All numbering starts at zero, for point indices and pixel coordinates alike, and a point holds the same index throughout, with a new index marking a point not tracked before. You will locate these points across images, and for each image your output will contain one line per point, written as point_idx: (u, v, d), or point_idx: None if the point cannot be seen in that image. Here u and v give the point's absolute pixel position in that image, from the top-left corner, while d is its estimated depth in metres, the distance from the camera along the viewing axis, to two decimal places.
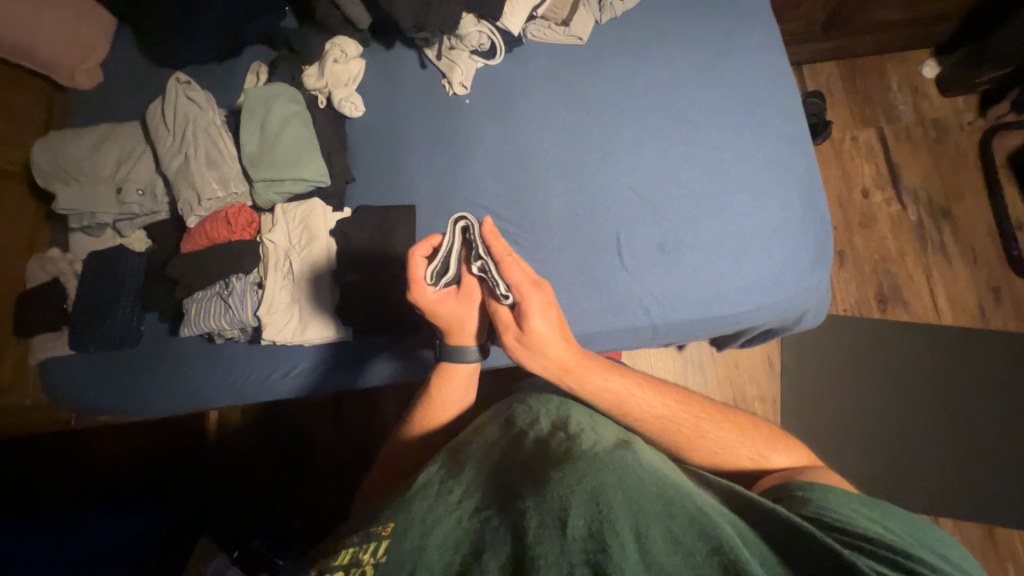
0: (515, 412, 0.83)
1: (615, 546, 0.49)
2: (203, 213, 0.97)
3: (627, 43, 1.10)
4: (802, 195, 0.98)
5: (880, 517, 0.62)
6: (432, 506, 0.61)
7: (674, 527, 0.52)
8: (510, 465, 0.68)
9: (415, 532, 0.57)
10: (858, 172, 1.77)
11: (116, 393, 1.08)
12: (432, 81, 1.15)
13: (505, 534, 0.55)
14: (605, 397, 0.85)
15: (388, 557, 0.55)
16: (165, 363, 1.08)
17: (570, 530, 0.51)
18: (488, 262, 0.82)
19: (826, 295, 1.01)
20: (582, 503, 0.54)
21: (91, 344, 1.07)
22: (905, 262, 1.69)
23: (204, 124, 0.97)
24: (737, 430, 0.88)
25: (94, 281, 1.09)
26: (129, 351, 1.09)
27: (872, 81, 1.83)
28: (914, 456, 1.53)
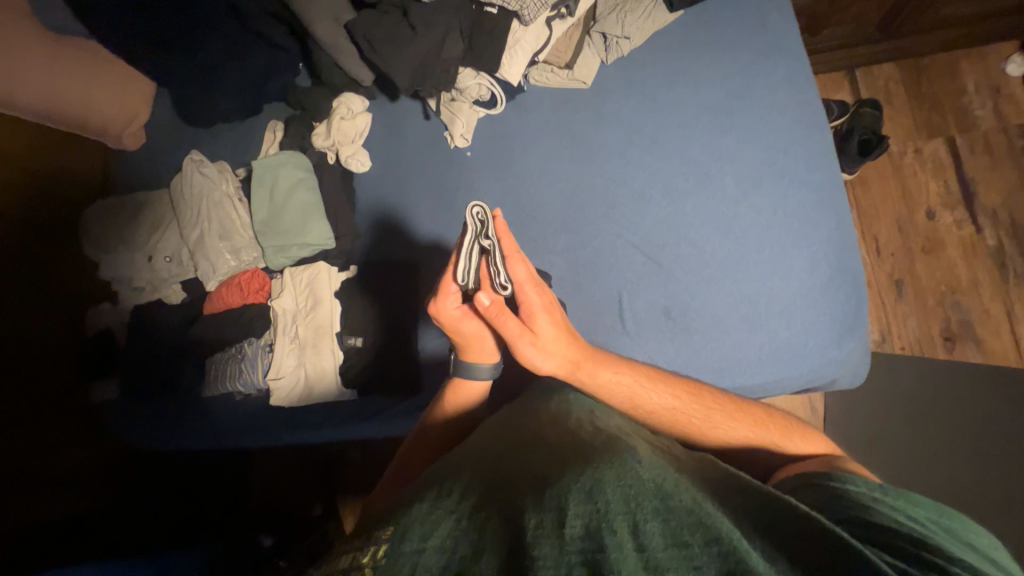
0: (515, 421, 0.74)
1: (614, 546, 0.42)
2: (222, 278, 1.05)
3: (635, 84, 1.04)
4: (831, 255, 0.87)
5: (897, 501, 0.55)
6: (429, 508, 0.52)
7: (673, 519, 0.45)
8: (508, 469, 0.60)
9: (413, 534, 0.47)
10: (922, 190, 1.56)
11: (148, 437, 1.16)
12: (435, 133, 1.15)
13: (501, 540, 0.46)
14: (613, 390, 0.77)
15: (389, 559, 0.45)
16: (191, 412, 1.15)
17: (567, 530, 0.44)
18: (494, 262, 0.73)
19: (863, 362, 0.89)
20: (580, 502, 0.47)
21: (138, 390, 1.19)
22: (980, 293, 1.48)
23: (215, 197, 1.04)
24: (753, 420, 0.79)
25: (136, 335, 1.20)
26: (161, 400, 1.18)
27: (940, 84, 1.60)
28: None
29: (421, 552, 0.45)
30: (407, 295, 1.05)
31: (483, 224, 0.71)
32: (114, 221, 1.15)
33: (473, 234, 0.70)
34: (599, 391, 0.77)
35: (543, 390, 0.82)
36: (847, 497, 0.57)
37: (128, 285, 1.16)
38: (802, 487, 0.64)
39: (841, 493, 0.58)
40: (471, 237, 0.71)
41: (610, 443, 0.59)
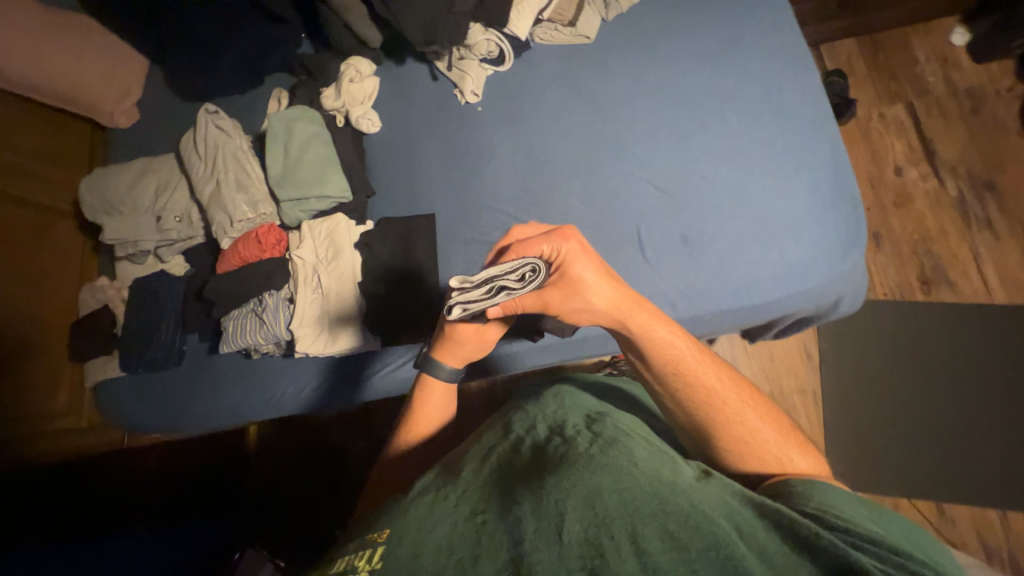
0: (511, 416, 0.73)
1: (613, 550, 0.45)
2: (237, 234, 1.02)
3: (635, 37, 1.10)
4: (829, 177, 0.95)
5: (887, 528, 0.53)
6: (427, 510, 0.55)
7: (671, 525, 0.48)
8: (501, 460, 0.62)
9: (408, 539, 0.51)
10: (888, 151, 1.69)
11: (160, 413, 1.13)
12: (445, 92, 1.18)
13: (500, 538, 0.49)
14: (664, 348, 0.72)
15: (384, 563, 0.49)
16: (201, 384, 1.12)
17: (567, 535, 0.47)
18: (478, 305, 0.65)
19: (860, 277, 0.96)
20: (579, 507, 0.49)
21: (140, 366, 1.12)
22: (948, 240, 1.59)
23: (232, 151, 1.03)
24: (782, 431, 0.70)
25: (138, 309, 1.14)
26: (173, 372, 1.14)
27: (897, 56, 1.75)
28: (969, 449, 1.43)
29: (419, 553, 0.49)
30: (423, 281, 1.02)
31: (535, 281, 0.65)
32: (118, 184, 1.11)
33: (506, 269, 0.65)
34: (649, 343, 0.73)
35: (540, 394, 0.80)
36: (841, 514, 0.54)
37: (133, 249, 1.11)
38: (791, 494, 0.60)
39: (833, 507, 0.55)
40: (508, 276, 0.65)
41: (603, 438, 0.60)
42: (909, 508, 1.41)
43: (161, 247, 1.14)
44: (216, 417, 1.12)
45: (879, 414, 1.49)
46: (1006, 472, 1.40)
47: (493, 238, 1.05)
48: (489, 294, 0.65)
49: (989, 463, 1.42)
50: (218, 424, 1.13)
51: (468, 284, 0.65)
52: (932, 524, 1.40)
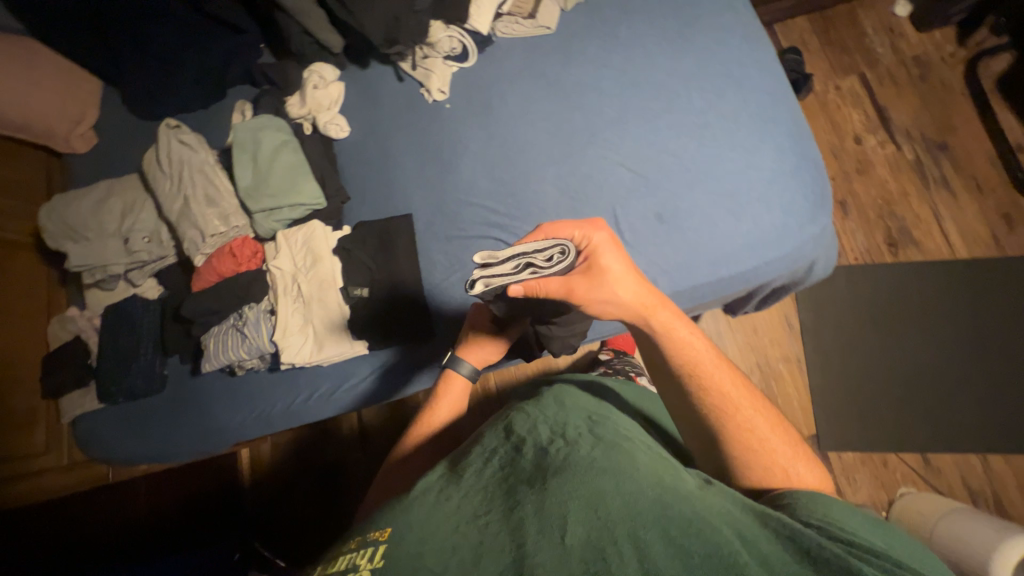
0: (512, 416, 0.72)
1: (615, 556, 0.46)
2: (209, 250, 1.00)
3: (595, 24, 1.12)
4: (793, 146, 0.98)
5: (888, 540, 0.53)
6: (432, 510, 0.54)
7: (672, 530, 0.48)
8: (500, 461, 0.62)
9: (411, 534, 0.50)
10: (847, 121, 1.75)
11: (144, 442, 1.09)
12: (411, 92, 1.18)
13: (503, 537, 0.49)
14: (684, 348, 0.71)
15: (387, 561, 0.47)
16: (187, 407, 1.09)
17: (570, 538, 0.47)
18: (499, 276, 0.65)
19: (831, 239, 0.99)
20: (583, 512, 0.50)
21: (120, 395, 1.08)
22: (910, 202, 1.66)
23: (198, 164, 1.00)
24: (790, 439, 0.70)
25: (113, 336, 1.10)
26: (155, 398, 1.11)
27: (846, 29, 1.82)
28: (948, 400, 1.49)
29: (423, 549, 0.48)
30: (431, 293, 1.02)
31: (563, 262, 0.66)
32: (79, 209, 1.07)
33: (535, 248, 0.66)
34: (669, 343, 0.71)
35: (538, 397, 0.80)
36: (845, 526, 0.53)
37: (102, 274, 1.08)
38: (791, 505, 0.59)
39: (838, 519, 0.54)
40: (536, 255, 0.66)
41: (603, 444, 0.61)
42: (897, 461, 1.47)
43: (132, 270, 1.11)
44: (204, 440, 1.09)
45: (862, 374, 1.54)
46: (982, 417, 1.47)
47: (473, 232, 1.05)
48: (515, 270, 0.66)
49: (966, 411, 1.48)
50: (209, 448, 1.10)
51: (495, 258, 0.66)
52: (919, 474, 1.45)
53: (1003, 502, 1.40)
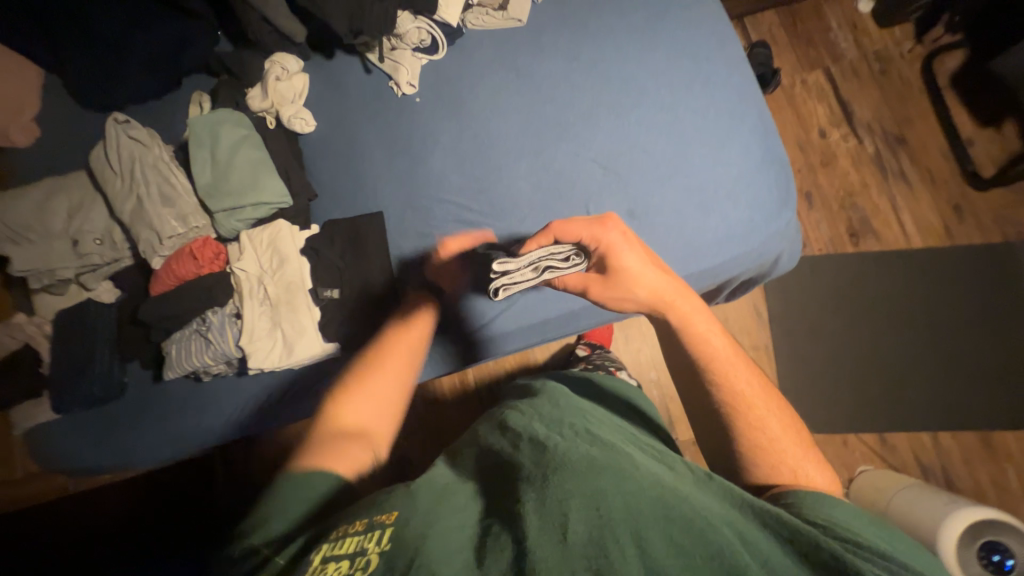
0: (507, 413, 0.69)
1: (617, 553, 0.45)
2: (166, 254, 0.94)
3: (566, 17, 1.10)
4: (759, 142, 1.00)
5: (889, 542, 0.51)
6: (432, 507, 0.54)
7: (675, 532, 0.47)
8: (500, 458, 0.61)
9: (414, 521, 0.51)
10: (813, 114, 1.80)
11: (105, 450, 1.05)
12: (379, 85, 1.14)
13: (503, 535, 0.49)
14: (699, 344, 0.73)
15: (393, 545, 0.48)
16: (151, 414, 1.05)
17: (571, 534, 0.46)
18: (520, 282, 0.77)
19: (796, 234, 1.02)
20: (583, 509, 0.48)
21: (76, 404, 1.03)
22: (870, 194, 1.72)
23: (150, 162, 0.95)
24: (802, 440, 0.66)
25: (65, 343, 1.04)
26: (116, 404, 1.06)
27: (812, 24, 1.85)
28: (902, 382, 1.58)
29: (426, 537, 0.49)
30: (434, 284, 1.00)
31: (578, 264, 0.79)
32: (19, 209, 1.00)
33: (552, 253, 0.77)
34: (684, 336, 0.74)
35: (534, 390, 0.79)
36: (840, 524, 0.52)
37: (49, 279, 1.01)
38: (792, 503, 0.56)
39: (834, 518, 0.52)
40: (554, 258, 0.78)
41: (604, 441, 0.60)
42: (856, 440, 1.55)
43: (84, 273, 1.04)
44: (172, 447, 1.05)
45: (825, 359, 1.61)
46: (933, 397, 1.56)
47: (446, 229, 1.04)
48: (535, 274, 0.78)
49: (919, 391, 1.57)
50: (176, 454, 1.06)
51: (517, 263, 0.76)
52: (876, 451, 1.54)
53: (951, 475, 1.50)
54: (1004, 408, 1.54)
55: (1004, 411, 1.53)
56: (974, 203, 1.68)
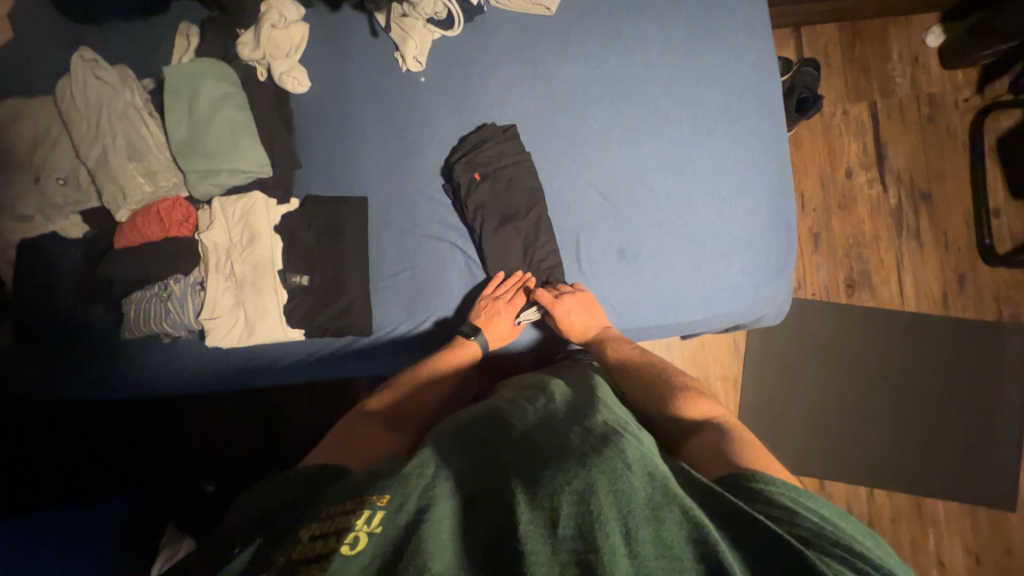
0: (502, 411, 0.72)
1: (607, 549, 0.46)
2: (135, 206, 0.91)
3: (601, 15, 0.99)
4: (771, 202, 0.94)
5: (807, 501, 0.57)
6: (425, 486, 0.55)
7: (667, 528, 0.49)
8: (495, 447, 0.63)
9: (410, 505, 0.52)
10: (844, 151, 1.69)
11: (79, 379, 1.00)
12: (384, 53, 1.03)
13: (497, 532, 0.50)
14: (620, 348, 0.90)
15: (383, 528, 0.49)
16: (119, 357, 1.01)
17: (560, 531, 0.48)
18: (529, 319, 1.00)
19: (785, 303, 0.99)
20: (572, 506, 0.49)
21: (38, 338, 0.99)
22: (878, 247, 1.66)
23: (119, 108, 0.89)
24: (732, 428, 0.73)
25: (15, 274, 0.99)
26: (82, 341, 1.00)
27: (872, 49, 1.70)
28: (858, 437, 1.60)
29: (419, 526, 0.50)
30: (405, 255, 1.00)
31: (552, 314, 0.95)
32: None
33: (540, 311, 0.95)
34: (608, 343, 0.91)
35: (530, 385, 0.81)
36: (778, 503, 0.56)
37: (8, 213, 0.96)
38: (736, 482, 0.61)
39: (774, 499, 0.57)
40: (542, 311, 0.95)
41: (598, 434, 0.60)
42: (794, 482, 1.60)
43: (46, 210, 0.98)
44: (153, 388, 1.03)
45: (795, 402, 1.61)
46: (881, 459, 1.58)
47: (431, 230, 0.99)
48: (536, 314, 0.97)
49: (870, 450, 1.59)
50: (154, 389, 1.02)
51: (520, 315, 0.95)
52: None
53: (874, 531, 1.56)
54: (947, 481, 1.57)
55: (943, 482, 1.57)
56: (979, 276, 1.64)
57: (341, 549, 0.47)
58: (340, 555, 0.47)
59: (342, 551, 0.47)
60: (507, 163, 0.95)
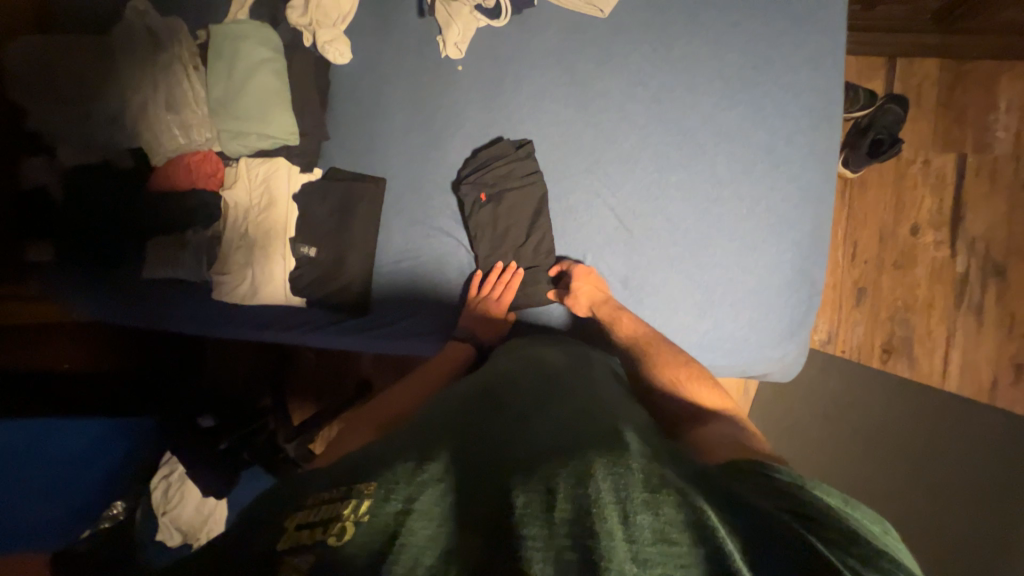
0: (495, 390, 0.65)
1: (605, 533, 0.38)
2: (169, 155, 0.97)
3: (655, 27, 0.93)
4: (797, 258, 0.91)
5: (817, 487, 0.51)
6: (412, 467, 0.46)
7: (664, 513, 0.40)
8: (488, 429, 0.56)
9: (399, 492, 0.43)
10: (915, 205, 1.52)
11: (112, 300, 1.02)
12: (425, 34, 1.00)
13: (491, 521, 0.42)
14: (634, 332, 0.87)
15: (371, 517, 0.41)
16: (148, 294, 1.01)
17: (557, 513, 0.40)
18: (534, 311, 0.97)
19: (795, 368, 0.94)
20: (569, 486, 0.42)
21: (86, 260, 1.01)
22: (928, 316, 1.51)
23: (166, 61, 0.94)
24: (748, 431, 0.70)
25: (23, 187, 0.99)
26: (120, 275, 1.01)
27: (975, 96, 1.50)
28: None
29: (409, 513, 0.41)
30: (411, 243, 0.99)
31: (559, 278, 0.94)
32: (34, 51, 0.93)
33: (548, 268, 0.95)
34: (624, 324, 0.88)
35: (528, 361, 0.75)
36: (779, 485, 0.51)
37: (51, 140, 0.96)
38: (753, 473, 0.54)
39: (780, 489, 0.51)
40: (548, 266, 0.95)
41: (598, 424, 0.54)
42: None
43: (82, 144, 0.96)
44: (162, 318, 1.02)
45: (895, 437, 1.12)
46: None
47: (440, 224, 0.99)
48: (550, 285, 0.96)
49: None
50: (166, 322, 1.02)
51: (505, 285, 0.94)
52: None
53: None
54: None
55: None
56: None
57: (328, 540, 0.40)
58: (325, 546, 0.39)
59: (329, 541, 0.39)
60: (519, 181, 0.93)
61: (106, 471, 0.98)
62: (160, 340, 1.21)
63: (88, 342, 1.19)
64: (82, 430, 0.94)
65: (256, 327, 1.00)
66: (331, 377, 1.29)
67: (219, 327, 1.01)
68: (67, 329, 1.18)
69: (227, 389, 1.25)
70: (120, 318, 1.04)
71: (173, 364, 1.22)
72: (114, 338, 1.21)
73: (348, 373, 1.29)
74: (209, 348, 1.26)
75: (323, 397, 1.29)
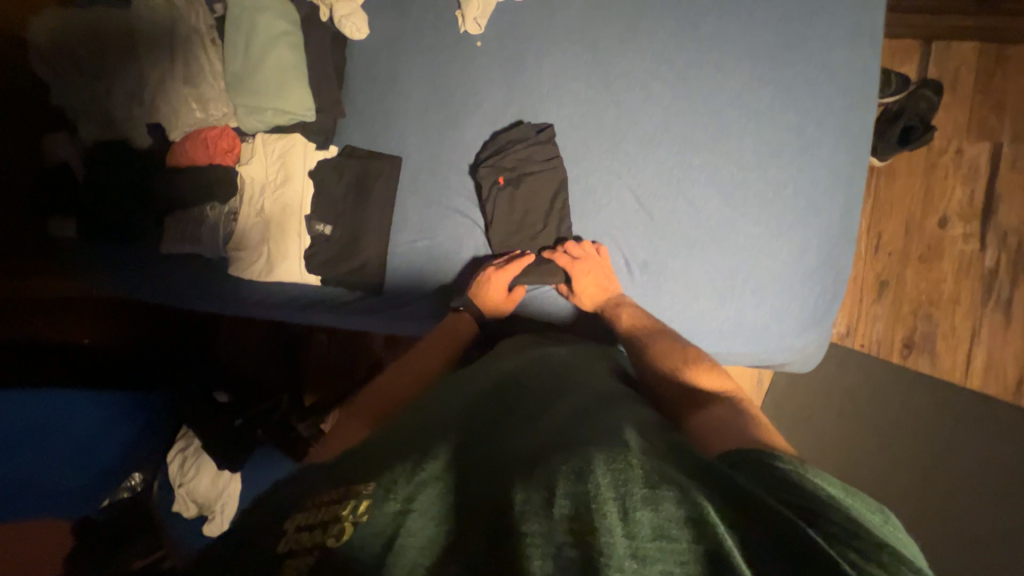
0: (496, 384, 0.64)
1: (604, 531, 0.36)
2: (187, 130, 0.96)
3: (681, 3, 0.89)
4: (821, 245, 0.88)
5: (819, 478, 0.47)
6: (412, 465, 0.47)
7: (664, 509, 0.38)
8: (488, 426, 0.55)
9: (399, 492, 0.44)
10: (944, 196, 1.46)
11: (130, 274, 1.03)
12: (445, 9, 0.98)
13: (488, 518, 0.41)
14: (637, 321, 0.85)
15: (369, 516, 0.42)
16: (165, 269, 1.02)
17: (555, 509, 0.39)
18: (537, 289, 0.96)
19: (816, 358, 0.92)
20: (568, 481, 0.41)
21: (105, 234, 1.01)
22: (953, 311, 1.46)
23: (184, 35, 0.93)
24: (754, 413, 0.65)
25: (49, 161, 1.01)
26: (139, 250, 1.02)
27: (1015, 82, 1.43)
28: None
29: (407, 514, 0.42)
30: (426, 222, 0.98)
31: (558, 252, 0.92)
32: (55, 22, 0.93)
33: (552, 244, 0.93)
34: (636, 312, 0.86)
35: (531, 355, 0.74)
36: (780, 474, 0.47)
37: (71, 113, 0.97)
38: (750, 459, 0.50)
39: (782, 479, 0.46)
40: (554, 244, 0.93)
41: (602, 421, 0.52)
42: None
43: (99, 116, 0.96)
44: (180, 295, 1.03)
45: (908, 433, 1.10)
46: None
47: (455, 204, 0.98)
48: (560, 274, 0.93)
49: None
50: (184, 300, 1.03)
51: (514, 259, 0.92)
52: None
53: None
54: None
55: None
56: None
57: (328, 541, 0.41)
58: (327, 547, 0.40)
59: (329, 543, 0.40)
60: (534, 160, 0.92)
61: (123, 445, 0.99)
62: (183, 317, 1.25)
63: (111, 317, 1.22)
64: (89, 406, 0.95)
65: (270, 306, 1.02)
66: (343, 359, 1.29)
67: (236, 304, 1.02)
68: (91, 305, 1.21)
69: (244, 368, 1.27)
70: (138, 292, 1.05)
71: (194, 341, 1.26)
72: (137, 313, 1.24)
73: (360, 355, 1.29)
74: (227, 327, 1.28)
75: (335, 378, 1.29)
